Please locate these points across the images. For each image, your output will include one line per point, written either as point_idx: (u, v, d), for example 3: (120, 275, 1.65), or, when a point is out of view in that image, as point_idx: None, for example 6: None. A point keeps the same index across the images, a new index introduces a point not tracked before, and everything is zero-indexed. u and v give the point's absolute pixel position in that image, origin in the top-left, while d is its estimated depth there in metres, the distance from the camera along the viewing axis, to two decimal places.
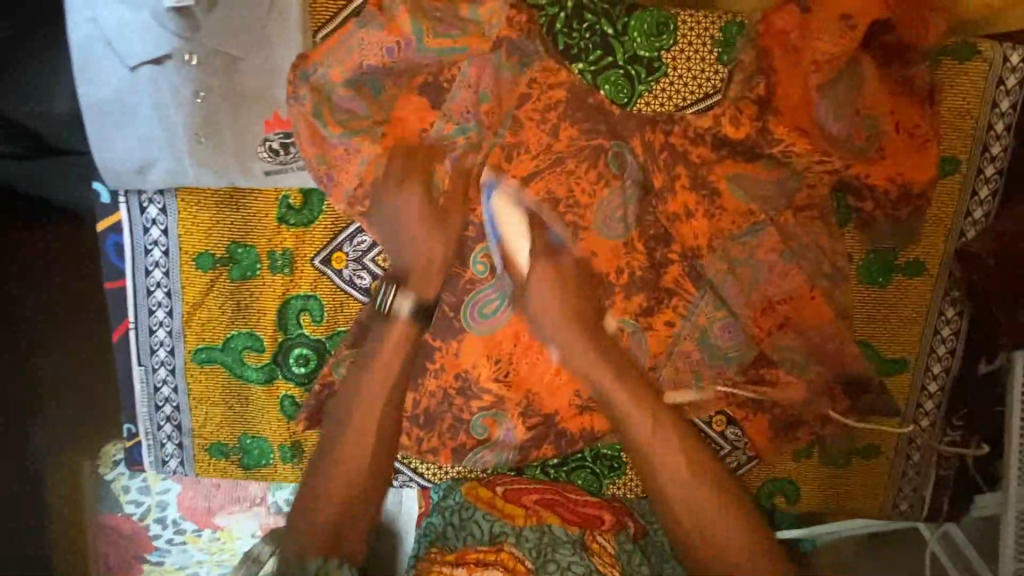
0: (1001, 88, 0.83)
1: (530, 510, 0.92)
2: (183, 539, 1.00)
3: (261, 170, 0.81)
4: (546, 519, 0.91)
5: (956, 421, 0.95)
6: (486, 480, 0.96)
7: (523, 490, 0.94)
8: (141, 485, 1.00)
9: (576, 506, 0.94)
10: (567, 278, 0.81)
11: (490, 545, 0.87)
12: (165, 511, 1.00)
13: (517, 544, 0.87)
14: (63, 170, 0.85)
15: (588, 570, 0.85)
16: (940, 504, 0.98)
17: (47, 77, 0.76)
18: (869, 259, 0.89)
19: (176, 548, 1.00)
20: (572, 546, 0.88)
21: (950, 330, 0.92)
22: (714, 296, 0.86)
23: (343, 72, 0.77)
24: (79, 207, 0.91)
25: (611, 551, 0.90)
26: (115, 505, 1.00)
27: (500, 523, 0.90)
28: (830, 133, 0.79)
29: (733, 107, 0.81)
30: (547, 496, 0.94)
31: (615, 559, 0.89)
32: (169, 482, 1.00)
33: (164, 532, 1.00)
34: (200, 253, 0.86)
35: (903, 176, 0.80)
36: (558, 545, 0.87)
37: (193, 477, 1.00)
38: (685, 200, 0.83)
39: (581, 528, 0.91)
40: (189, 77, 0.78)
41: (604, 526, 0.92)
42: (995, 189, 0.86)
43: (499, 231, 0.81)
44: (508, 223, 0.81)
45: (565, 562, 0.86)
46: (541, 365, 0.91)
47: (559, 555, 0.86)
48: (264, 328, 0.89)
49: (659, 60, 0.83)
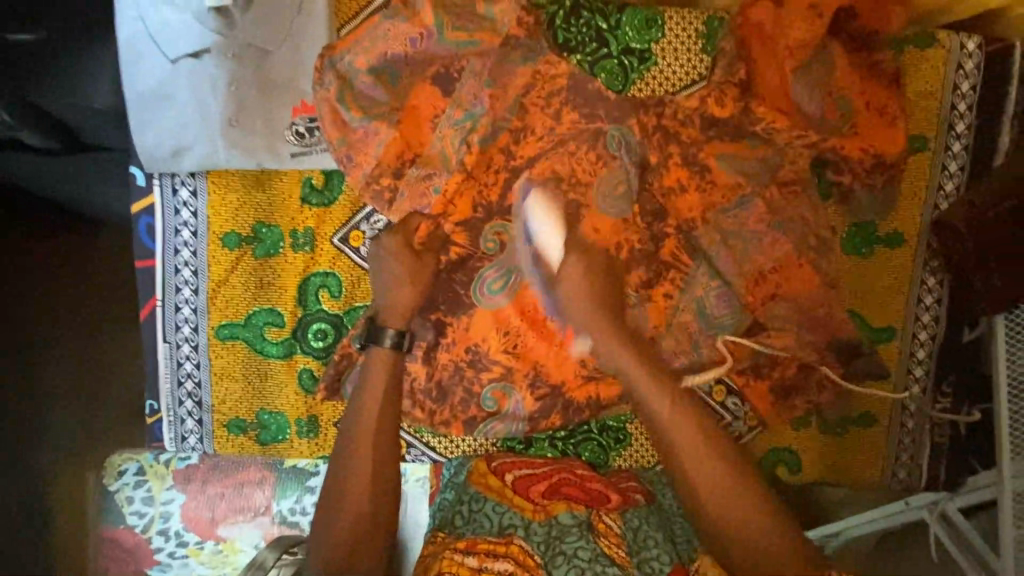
0: (961, 71, 0.91)
1: (539, 504, 0.93)
2: (184, 553, 0.99)
3: (288, 152, 0.88)
4: (554, 509, 0.92)
5: (945, 388, 1.00)
6: (495, 455, 1.01)
7: (529, 476, 0.97)
8: (145, 496, 1.00)
9: (582, 484, 0.96)
10: (590, 294, 0.86)
11: (500, 537, 0.87)
12: (167, 523, 0.99)
13: (526, 538, 0.87)
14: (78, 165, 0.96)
15: (593, 555, 0.85)
16: (936, 470, 1.02)
17: (70, 74, 0.79)
18: (852, 231, 0.96)
19: (178, 562, 0.99)
20: (578, 530, 0.88)
21: (932, 298, 0.98)
22: (707, 267, 0.93)
23: (368, 60, 0.84)
24: (95, 204, 1.05)
25: (617, 531, 0.90)
26: (119, 516, 1.00)
27: (511, 514, 0.91)
28: (807, 113, 0.86)
29: (717, 89, 0.89)
30: (557, 478, 0.97)
31: (621, 538, 0.90)
32: (172, 492, 1.00)
33: (166, 545, 0.99)
34: (227, 233, 0.92)
35: (875, 148, 0.87)
36: (565, 531, 0.87)
37: (198, 486, 1.00)
38: (679, 175, 0.91)
39: (588, 509, 0.93)
40: (224, 69, 0.85)
41: (609, 506, 0.94)
42: (963, 163, 0.93)
43: (535, 227, 0.91)
44: (543, 220, 0.90)
45: (571, 548, 0.85)
46: (547, 338, 0.95)
47: (566, 543, 0.86)
48: (284, 305, 0.94)
49: (650, 50, 0.92)
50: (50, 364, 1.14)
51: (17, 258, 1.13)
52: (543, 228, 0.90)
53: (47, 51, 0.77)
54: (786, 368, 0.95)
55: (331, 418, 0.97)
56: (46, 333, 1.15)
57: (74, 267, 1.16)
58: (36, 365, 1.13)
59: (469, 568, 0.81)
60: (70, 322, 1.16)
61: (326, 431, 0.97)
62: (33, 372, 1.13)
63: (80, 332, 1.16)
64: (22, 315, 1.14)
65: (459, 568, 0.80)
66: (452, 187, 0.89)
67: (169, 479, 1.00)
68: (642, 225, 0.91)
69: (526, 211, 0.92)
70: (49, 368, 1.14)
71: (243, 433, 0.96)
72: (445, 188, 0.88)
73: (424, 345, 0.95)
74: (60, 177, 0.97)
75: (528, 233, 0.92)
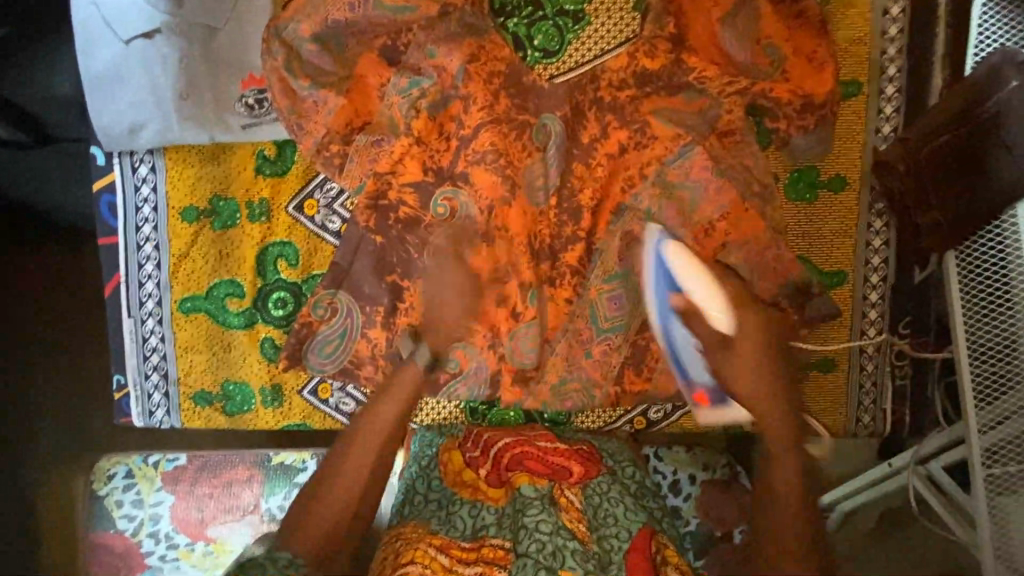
0: (887, 16, 0.94)
1: (505, 482, 0.92)
2: (175, 555, 1.04)
3: (239, 124, 0.91)
4: (517, 481, 0.91)
5: (902, 329, 1.01)
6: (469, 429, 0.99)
7: (493, 457, 0.94)
8: (134, 499, 1.06)
9: (545, 457, 0.94)
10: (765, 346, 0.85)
11: (471, 541, 0.85)
12: (157, 525, 1.05)
13: (499, 533, 0.86)
14: (66, 163, 0.96)
15: (554, 528, 0.85)
16: (901, 416, 1.03)
17: (47, 69, 0.88)
18: (794, 177, 0.98)
19: (168, 565, 1.03)
20: (540, 503, 0.88)
21: (881, 240, 0.99)
22: (657, 223, 0.94)
23: (311, 27, 0.87)
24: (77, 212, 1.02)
25: (578, 506, 0.89)
26: (110, 522, 1.05)
27: (483, 509, 0.89)
28: (737, 60, 0.89)
29: (647, 44, 0.92)
30: (518, 452, 0.94)
31: (581, 513, 0.89)
32: (162, 494, 1.06)
33: (156, 548, 1.04)
34: (185, 207, 0.95)
35: (805, 88, 0.89)
36: (525, 505, 0.88)
37: (186, 488, 1.06)
38: (619, 137, 0.94)
39: (550, 482, 0.92)
40: (175, 47, 0.89)
41: (571, 480, 0.92)
42: (897, 105, 0.96)
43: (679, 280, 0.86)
44: (696, 280, 0.86)
45: (532, 521, 0.85)
46: (503, 300, 0.94)
47: (528, 517, 0.86)
48: (243, 276, 0.96)
49: (583, 11, 0.95)
50: (42, 365, 1.18)
51: (16, 258, 1.16)
52: (693, 288, 0.85)
53: (16, 47, 0.86)
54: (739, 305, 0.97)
55: (295, 386, 0.99)
56: (42, 334, 1.18)
57: (70, 258, 1.16)
58: (31, 363, 1.17)
59: (444, 562, 0.82)
60: (59, 323, 1.18)
61: (290, 400, 0.99)
62: (28, 372, 1.17)
63: (80, 333, 1.17)
64: (23, 315, 1.17)
65: (433, 560, 0.81)
66: (400, 151, 0.91)
67: (158, 481, 1.07)
68: (591, 188, 0.96)
69: (471, 180, 0.92)
70: (45, 367, 1.17)
71: (209, 404, 0.98)
72: (393, 150, 0.91)
73: (381, 310, 0.95)
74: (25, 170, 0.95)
75: (668, 282, 0.87)
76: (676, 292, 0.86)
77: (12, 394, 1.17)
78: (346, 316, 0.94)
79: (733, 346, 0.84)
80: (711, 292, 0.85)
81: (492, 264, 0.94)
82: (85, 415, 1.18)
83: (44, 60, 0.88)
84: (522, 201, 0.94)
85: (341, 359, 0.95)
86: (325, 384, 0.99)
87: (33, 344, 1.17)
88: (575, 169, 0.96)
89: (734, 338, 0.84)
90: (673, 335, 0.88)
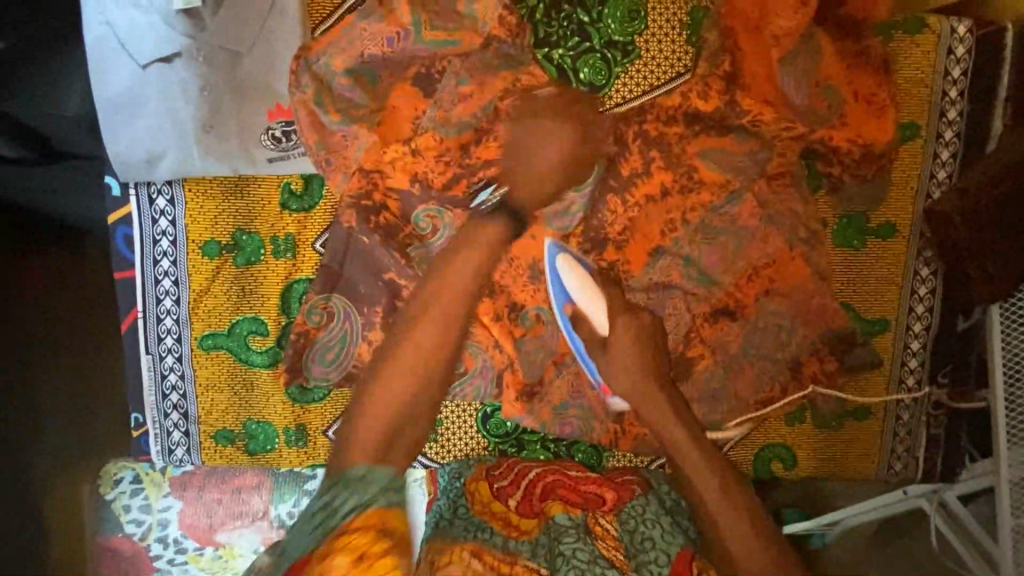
0: (952, 56, 0.89)
1: (538, 512, 0.90)
2: (184, 559, 0.99)
3: (265, 158, 0.86)
4: (551, 511, 0.90)
5: (941, 378, 0.99)
6: (488, 463, 0.96)
7: (525, 488, 0.92)
8: (143, 503, 1.00)
9: (577, 487, 0.92)
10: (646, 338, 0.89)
11: (506, 554, 0.83)
12: (166, 530, 1.00)
13: (533, 557, 0.84)
14: (67, 174, 0.88)
15: (592, 556, 0.84)
16: (931, 463, 1.02)
17: (50, 88, 0.80)
18: (843, 222, 0.94)
19: (178, 567, 0.99)
20: (575, 532, 0.86)
21: (926, 289, 0.96)
22: (697, 267, 0.90)
23: (344, 62, 0.82)
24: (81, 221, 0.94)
25: (614, 534, 0.88)
26: (117, 525, 1.01)
27: (510, 538, 0.86)
28: (794, 104, 0.85)
29: (700, 83, 0.87)
30: (552, 480, 0.92)
31: (617, 541, 0.88)
32: (170, 500, 1.00)
33: (165, 551, 0.99)
34: (206, 241, 0.90)
35: (864, 138, 0.86)
36: (562, 533, 0.86)
37: (194, 494, 1.00)
38: (661, 178, 0.89)
39: (584, 511, 0.90)
40: (196, 73, 0.83)
41: (605, 508, 0.91)
42: (955, 151, 0.92)
43: (567, 291, 0.89)
44: (579, 289, 0.88)
45: (569, 549, 0.84)
46: (538, 341, 0.92)
47: (565, 544, 0.85)
48: (268, 313, 0.92)
49: (633, 43, 0.88)
50: (41, 366, 0.94)
51: None
52: (580, 296, 0.88)
53: (19, 64, 0.77)
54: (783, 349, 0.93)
55: (320, 427, 0.95)
56: None
57: None
58: None
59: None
60: None
61: (314, 440, 0.96)
62: (29, 372, 0.93)
63: None
64: (24, 316, 0.93)
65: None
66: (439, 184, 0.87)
67: (166, 486, 1.01)
68: (620, 222, 0.90)
69: (510, 218, 0.89)
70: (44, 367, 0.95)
71: (232, 444, 0.95)
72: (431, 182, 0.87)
73: None
74: (28, 184, 0.86)
75: (562, 289, 0.89)
76: (568, 302, 0.89)
77: (10, 395, 0.91)
78: (345, 320, 0.90)
79: (614, 351, 0.88)
80: (592, 296, 0.89)
81: (525, 300, 0.91)
82: (86, 418, 0.99)
83: (54, 76, 0.80)
84: (562, 239, 0.90)
85: (344, 364, 0.91)
86: (336, 399, 0.94)
87: (31, 345, 0.94)
88: (610, 200, 0.90)
89: (615, 343, 0.88)
90: (572, 338, 0.90)
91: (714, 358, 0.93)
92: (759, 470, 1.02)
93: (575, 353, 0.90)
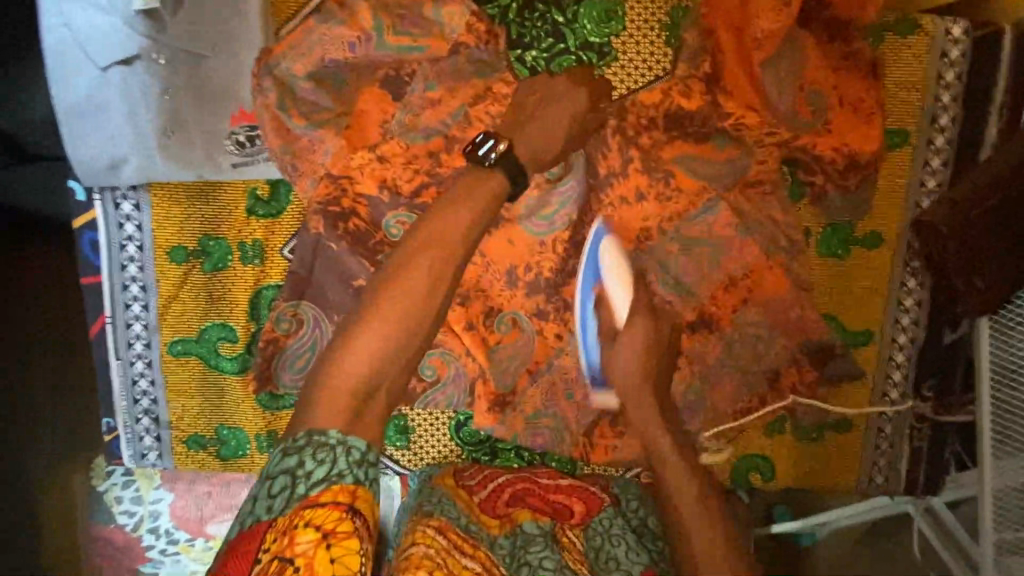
0: (946, 60, 0.85)
1: (503, 515, 0.88)
2: (176, 549, 1.04)
3: (228, 163, 0.85)
4: (518, 518, 0.87)
5: (926, 391, 0.96)
6: (458, 469, 0.95)
7: (491, 489, 0.91)
8: (134, 495, 1.04)
9: (546, 496, 0.90)
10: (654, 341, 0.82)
11: (468, 535, 0.81)
12: (157, 521, 1.03)
13: (491, 549, 0.82)
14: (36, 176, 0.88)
15: (559, 565, 0.79)
16: (914, 476, 1.00)
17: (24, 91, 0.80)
18: (826, 232, 0.92)
19: (169, 558, 1.04)
20: (543, 539, 0.83)
21: (913, 300, 0.94)
22: (674, 275, 0.87)
23: (305, 65, 0.79)
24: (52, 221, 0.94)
25: (580, 548, 0.85)
26: (109, 516, 1.04)
27: (476, 524, 0.85)
28: (778, 111, 0.81)
29: (680, 84, 0.84)
30: (519, 489, 0.90)
31: (583, 556, 0.84)
32: (161, 492, 1.03)
33: (156, 542, 1.04)
34: (173, 247, 0.89)
35: (850, 146, 0.82)
36: (529, 541, 0.82)
37: (185, 487, 1.03)
38: (638, 181, 0.85)
39: (552, 521, 0.87)
40: (158, 77, 0.82)
41: (573, 521, 0.88)
42: (946, 159, 0.88)
43: (601, 269, 0.79)
44: (614, 272, 0.79)
45: (536, 558, 0.79)
46: (510, 350, 0.90)
47: (531, 553, 0.80)
48: (236, 320, 0.91)
49: (609, 45, 0.86)
50: (40, 365, 0.98)
51: None
52: (611, 277, 0.79)
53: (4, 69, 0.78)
54: (762, 359, 0.91)
55: None
56: None
57: None
58: None
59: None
60: None
61: None
62: (29, 371, 0.96)
63: None
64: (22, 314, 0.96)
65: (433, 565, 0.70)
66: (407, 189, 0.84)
67: (157, 479, 1.03)
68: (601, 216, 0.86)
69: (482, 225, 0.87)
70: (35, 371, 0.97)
71: (202, 449, 0.95)
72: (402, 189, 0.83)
73: None
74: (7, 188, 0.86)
75: (594, 272, 0.79)
76: (596, 279, 0.79)
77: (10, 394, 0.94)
78: (314, 326, 0.88)
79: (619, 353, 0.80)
80: (625, 283, 0.80)
81: (498, 306, 0.89)
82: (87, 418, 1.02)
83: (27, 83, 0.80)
84: (535, 246, 0.87)
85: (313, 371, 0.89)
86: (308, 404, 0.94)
87: (31, 344, 0.97)
88: (586, 202, 0.86)
89: (628, 348, 0.80)
90: (586, 324, 0.81)
91: (690, 369, 0.91)
92: (736, 480, 1.00)
93: (582, 344, 0.81)
